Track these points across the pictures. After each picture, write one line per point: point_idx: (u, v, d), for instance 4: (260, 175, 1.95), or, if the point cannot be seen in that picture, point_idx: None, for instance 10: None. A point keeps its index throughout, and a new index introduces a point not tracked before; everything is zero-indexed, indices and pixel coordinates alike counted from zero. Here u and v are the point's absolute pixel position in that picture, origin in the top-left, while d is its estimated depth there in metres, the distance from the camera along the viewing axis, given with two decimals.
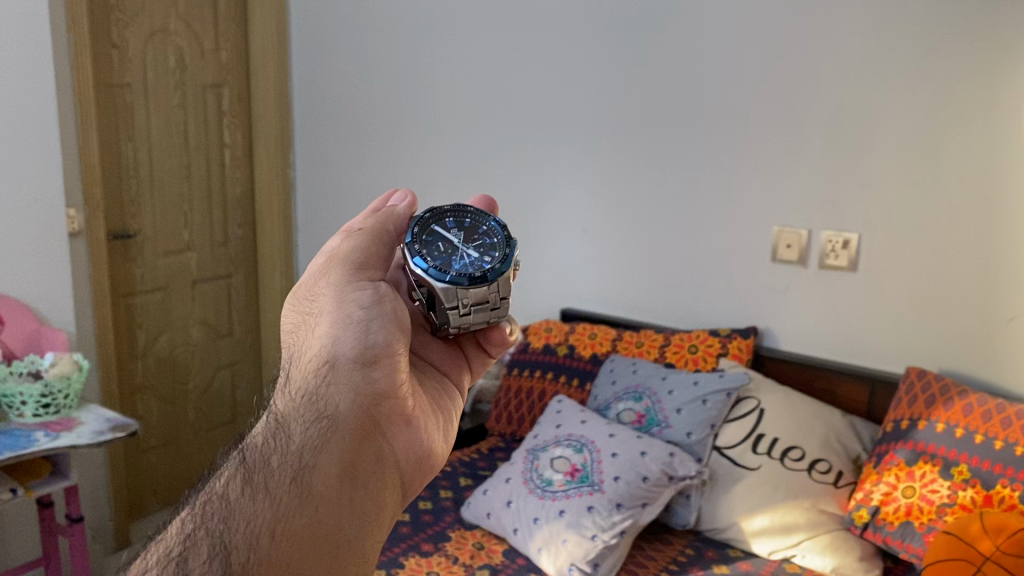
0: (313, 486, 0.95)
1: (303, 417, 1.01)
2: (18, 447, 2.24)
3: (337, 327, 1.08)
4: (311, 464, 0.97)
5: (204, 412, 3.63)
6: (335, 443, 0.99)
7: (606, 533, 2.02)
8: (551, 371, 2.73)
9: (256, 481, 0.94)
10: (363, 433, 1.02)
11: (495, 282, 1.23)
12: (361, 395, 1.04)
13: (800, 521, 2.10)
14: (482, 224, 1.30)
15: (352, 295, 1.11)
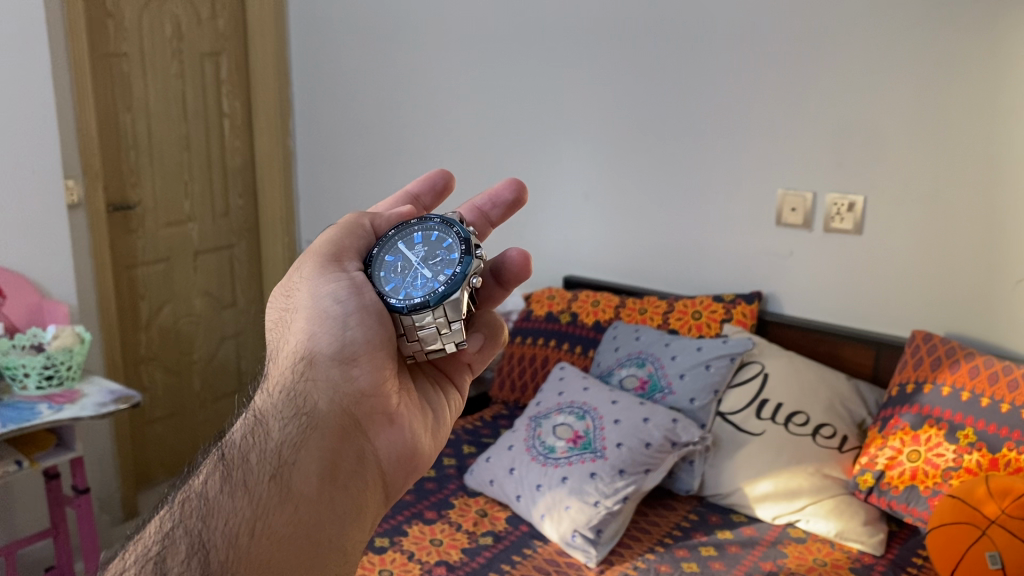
0: (292, 484, 0.95)
1: (280, 416, 1.00)
2: (22, 419, 2.24)
3: (313, 324, 1.07)
4: (289, 461, 0.96)
5: (209, 382, 3.63)
6: (315, 440, 0.99)
7: (610, 499, 2.01)
8: (554, 338, 2.71)
9: (235, 480, 0.94)
10: (342, 431, 1.02)
11: (438, 306, 1.12)
12: (339, 393, 1.04)
13: (803, 488, 2.09)
14: (445, 238, 1.18)
15: (325, 287, 1.10)
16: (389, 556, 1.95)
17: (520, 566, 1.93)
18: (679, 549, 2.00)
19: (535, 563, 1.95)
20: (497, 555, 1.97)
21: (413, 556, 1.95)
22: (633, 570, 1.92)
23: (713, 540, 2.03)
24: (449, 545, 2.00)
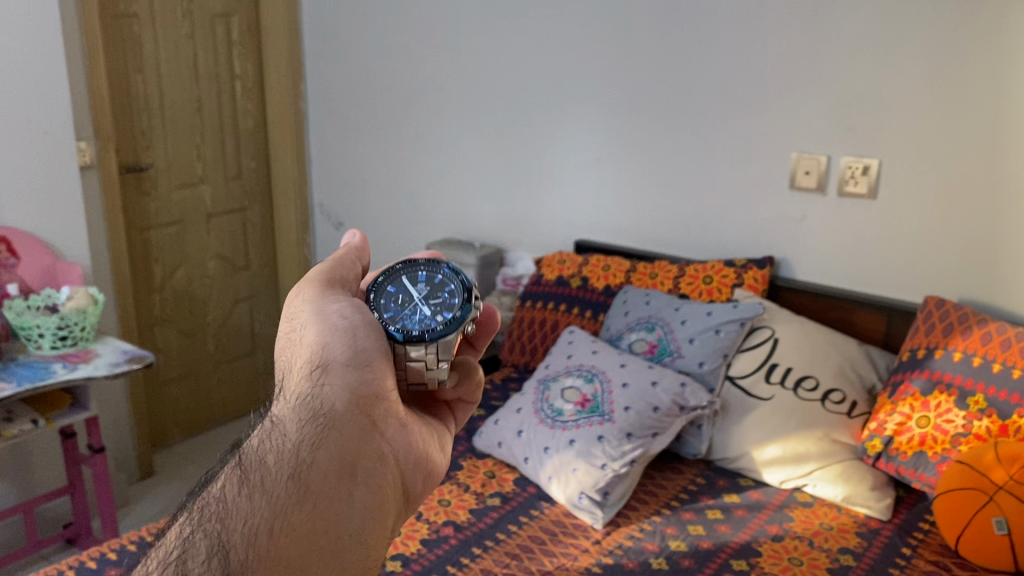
0: (313, 481, 0.91)
1: (296, 418, 0.96)
2: (38, 378, 2.28)
3: (321, 339, 1.03)
4: (309, 460, 0.93)
5: (224, 344, 3.66)
6: (333, 438, 0.95)
7: (617, 462, 2.02)
8: (564, 303, 2.71)
9: (253, 480, 0.91)
10: (360, 430, 0.99)
11: (433, 343, 1.11)
12: (356, 394, 1.01)
13: (810, 453, 2.09)
14: (448, 282, 1.18)
15: (329, 310, 1.06)
16: None
17: (527, 527, 1.95)
18: (686, 511, 2.01)
19: (542, 524, 1.97)
20: (505, 516, 1.99)
21: (421, 517, 1.97)
22: (640, 532, 1.94)
23: (720, 504, 2.05)
24: (457, 505, 2.02)
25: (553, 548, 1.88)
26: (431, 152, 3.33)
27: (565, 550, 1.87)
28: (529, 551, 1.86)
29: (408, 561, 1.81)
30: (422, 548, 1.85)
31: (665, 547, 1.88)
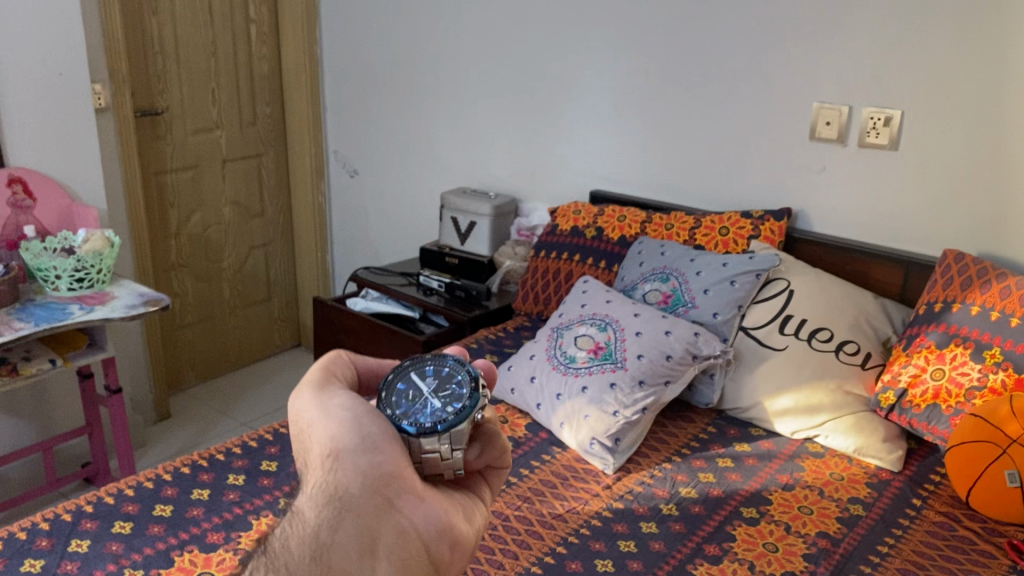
0: (333, 562, 0.96)
1: (311, 505, 1.00)
2: (55, 319, 2.30)
3: (327, 437, 1.04)
4: (324, 549, 0.97)
5: (239, 290, 3.69)
6: (349, 523, 0.99)
7: (629, 409, 2.03)
8: (578, 253, 2.70)
9: (277, 563, 0.95)
10: (374, 510, 1.01)
11: (445, 434, 1.06)
12: (369, 477, 1.02)
13: (823, 403, 2.09)
14: (457, 373, 1.14)
15: (332, 407, 1.07)
16: None
17: (539, 471, 1.97)
18: (696, 459, 2.03)
19: (553, 468, 1.99)
20: (517, 460, 2.01)
21: None
22: (650, 478, 1.96)
23: (731, 453, 2.06)
24: None
25: (564, 493, 1.90)
26: (447, 100, 3.30)
27: (576, 494, 1.90)
28: (541, 495, 1.89)
29: None
30: None
31: (675, 494, 1.91)
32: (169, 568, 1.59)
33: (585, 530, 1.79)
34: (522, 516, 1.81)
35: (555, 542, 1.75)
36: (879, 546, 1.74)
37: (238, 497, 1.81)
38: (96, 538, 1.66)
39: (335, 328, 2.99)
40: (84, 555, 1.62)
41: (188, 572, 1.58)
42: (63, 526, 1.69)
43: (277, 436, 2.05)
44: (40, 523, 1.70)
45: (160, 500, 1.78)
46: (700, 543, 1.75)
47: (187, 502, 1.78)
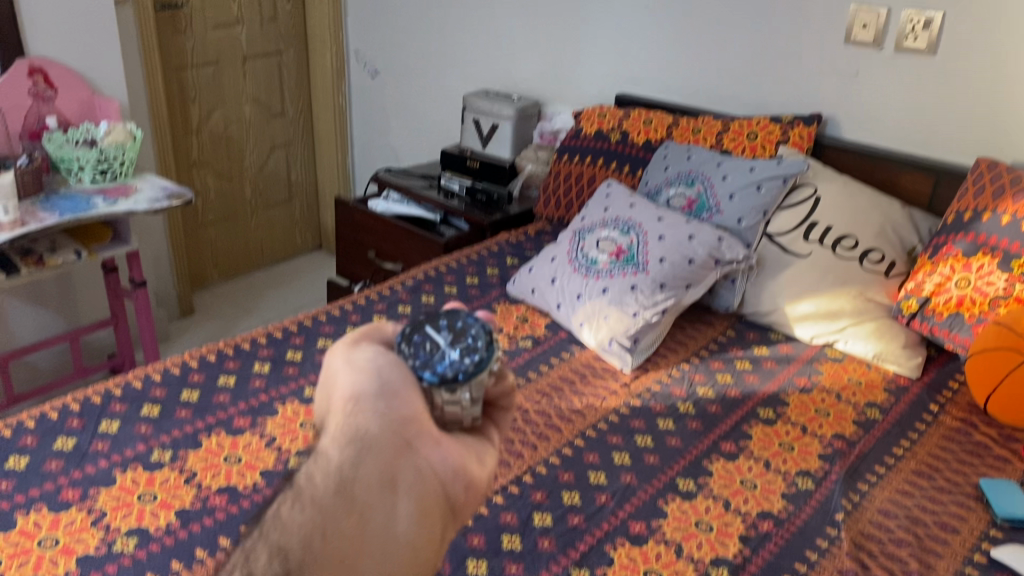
0: (356, 492, 0.87)
1: (329, 441, 0.90)
2: (80, 210, 2.31)
3: (350, 388, 0.95)
4: (347, 481, 0.87)
5: (261, 190, 3.69)
6: (368, 457, 0.89)
7: (649, 311, 2.04)
8: (602, 157, 2.67)
9: (301, 492, 0.86)
10: (395, 451, 0.91)
11: (466, 384, 0.96)
12: (389, 419, 0.93)
13: (844, 309, 2.09)
14: (470, 326, 1.02)
15: (358, 364, 0.98)
16: None
17: (558, 368, 2.00)
18: (715, 361, 2.05)
19: (572, 366, 2.01)
20: (536, 357, 2.03)
21: None
22: (668, 378, 1.98)
23: (749, 356, 2.08)
24: None
25: (583, 389, 1.93)
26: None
27: (594, 391, 1.92)
28: (560, 391, 1.92)
29: None
30: None
31: (692, 393, 1.93)
32: (197, 450, 1.64)
33: (603, 425, 1.81)
34: (542, 410, 1.84)
35: (573, 435, 1.78)
36: (894, 449, 1.77)
37: (264, 386, 1.84)
38: (125, 419, 1.70)
39: (356, 229, 2.99)
40: (113, 434, 1.65)
41: (216, 454, 1.63)
42: (93, 407, 1.73)
43: (300, 329, 2.08)
44: (70, 405, 1.73)
45: (187, 386, 1.81)
46: (716, 441, 1.78)
47: (213, 389, 1.82)
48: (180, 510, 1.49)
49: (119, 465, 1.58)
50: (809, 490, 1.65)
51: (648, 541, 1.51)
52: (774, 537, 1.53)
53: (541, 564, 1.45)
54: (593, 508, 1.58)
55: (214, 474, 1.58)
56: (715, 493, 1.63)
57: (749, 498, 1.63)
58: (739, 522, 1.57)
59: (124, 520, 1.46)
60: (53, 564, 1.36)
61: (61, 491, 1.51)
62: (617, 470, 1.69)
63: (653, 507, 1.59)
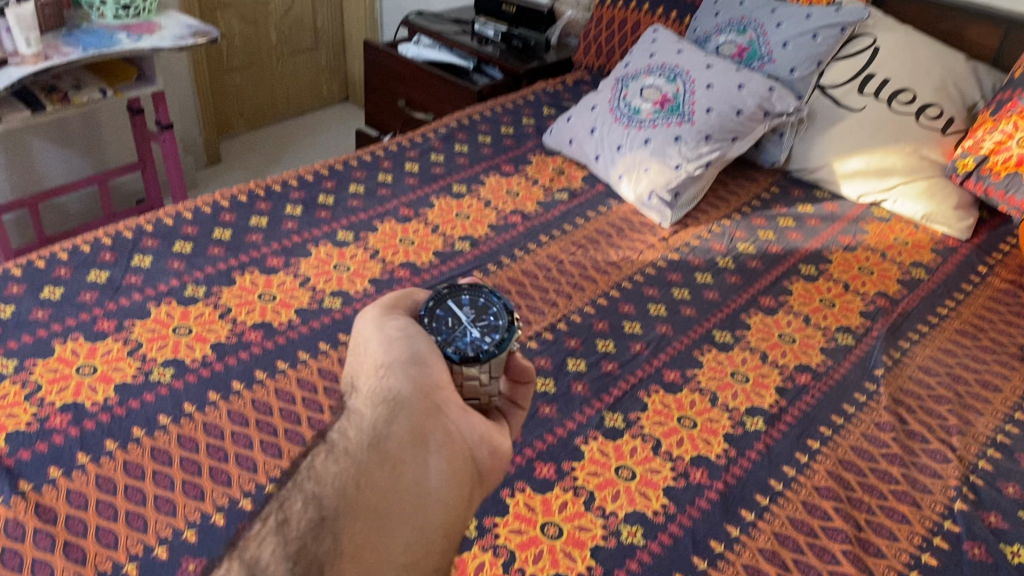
0: (392, 443, 0.76)
1: (361, 404, 0.81)
2: (104, 46, 2.23)
3: (382, 358, 0.87)
4: (380, 437, 0.76)
5: (286, 36, 3.56)
6: (400, 416, 0.79)
7: (692, 164, 1.97)
8: (648, 4, 2.52)
9: (333, 447, 0.75)
10: (426, 411, 0.81)
11: (486, 363, 0.91)
12: (421, 384, 0.85)
13: (895, 167, 2.01)
14: (493, 305, 0.99)
15: (387, 336, 0.91)
16: (466, 202, 1.97)
17: (595, 221, 1.95)
18: (756, 218, 2.00)
19: (609, 219, 1.96)
20: (573, 209, 1.98)
21: (489, 205, 1.97)
22: (707, 234, 1.93)
23: (792, 214, 2.02)
24: (525, 197, 2.01)
25: (620, 242, 1.88)
26: None
27: (631, 244, 1.88)
28: (596, 242, 1.87)
29: (477, 243, 1.83)
30: (489, 232, 1.87)
31: (733, 248, 1.88)
32: (231, 287, 1.62)
33: (639, 278, 1.77)
34: (577, 261, 1.80)
35: (609, 286, 1.74)
36: (938, 309, 1.73)
37: (296, 227, 1.81)
38: (157, 255, 1.68)
39: (386, 76, 2.89)
40: (146, 269, 1.64)
41: (250, 291, 1.62)
42: (124, 242, 1.71)
43: (332, 173, 2.03)
44: (102, 239, 1.71)
45: (218, 225, 1.79)
46: (756, 296, 1.75)
47: (245, 229, 1.79)
48: (216, 345, 1.49)
49: (154, 298, 1.57)
50: (849, 347, 1.62)
51: (683, 389, 1.50)
52: (811, 391, 1.51)
53: (576, 406, 1.44)
54: (628, 356, 1.56)
55: (249, 311, 1.57)
56: (753, 346, 1.61)
57: (787, 352, 1.60)
58: (776, 374, 1.55)
59: (161, 352, 1.46)
60: (92, 391, 1.38)
61: (96, 322, 1.51)
62: (653, 321, 1.66)
63: (689, 356, 1.57)
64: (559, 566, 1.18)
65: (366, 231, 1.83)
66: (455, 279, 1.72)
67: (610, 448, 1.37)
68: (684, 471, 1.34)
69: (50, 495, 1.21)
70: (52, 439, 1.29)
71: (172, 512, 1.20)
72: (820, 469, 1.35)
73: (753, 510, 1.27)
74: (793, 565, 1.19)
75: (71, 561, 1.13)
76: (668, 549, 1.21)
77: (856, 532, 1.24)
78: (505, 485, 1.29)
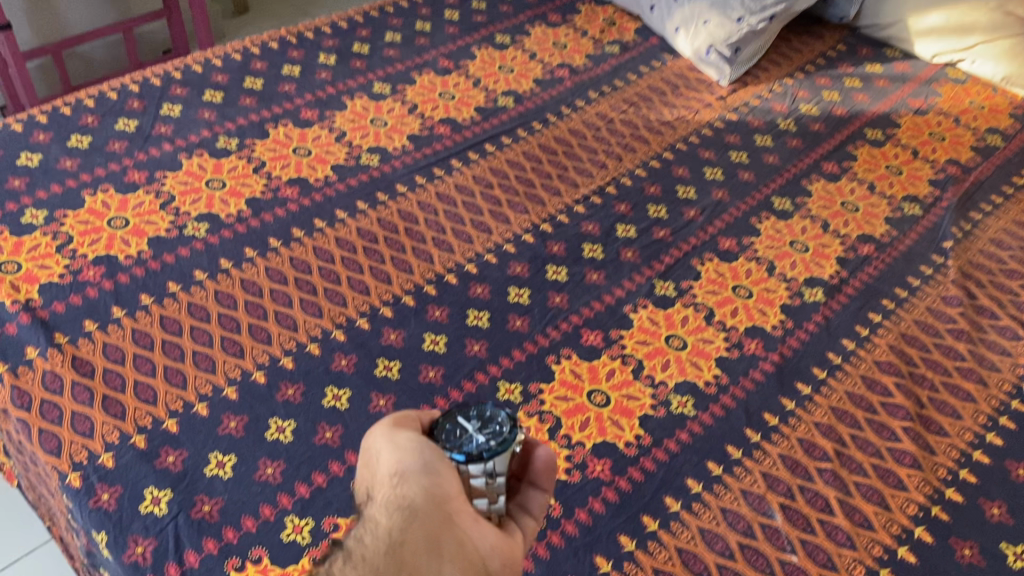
0: (410, 556, 0.63)
1: (369, 517, 0.67)
2: None
3: (389, 463, 0.71)
4: (395, 550, 0.63)
5: None
6: (416, 523, 0.66)
7: (755, 17, 1.81)
8: None
9: (344, 559, 0.62)
10: (447, 516, 0.68)
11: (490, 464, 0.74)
12: (438, 492, 0.69)
13: (978, 23, 1.84)
14: (498, 413, 0.80)
15: (395, 441, 0.74)
16: (509, 54, 1.85)
17: (647, 78, 1.82)
18: (821, 78, 1.86)
19: (662, 76, 1.84)
20: (623, 65, 1.86)
21: (535, 57, 1.85)
22: (768, 94, 1.81)
23: (860, 74, 1.89)
24: (573, 50, 1.89)
25: (674, 101, 1.77)
26: None
27: (687, 103, 1.76)
28: (649, 101, 1.76)
29: (521, 98, 1.73)
30: (535, 87, 1.76)
31: (794, 111, 1.77)
32: (264, 139, 1.55)
33: (694, 139, 1.67)
34: (628, 120, 1.70)
35: (662, 148, 1.64)
36: (1013, 180, 1.63)
37: (330, 78, 1.71)
38: (187, 103, 1.60)
39: None
40: (176, 118, 1.56)
41: (284, 145, 1.54)
42: (152, 89, 1.62)
43: (367, 20, 1.91)
44: (128, 86, 1.62)
45: (249, 74, 1.69)
46: (817, 161, 1.64)
47: (277, 78, 1.69)
48: (250, 199, 1.43)
49: (185, 150, 1.50)
50: (916, 217, 1.53)
51: (739, 258, 1.42)
52: (874, 262, 1.43)
53: (625, 274, 1.38)
54: (681, 222, 1.48)
55: (284, 166, 1.50)
56: (813, 214, 1.52)
57: (850, 222, 1.51)
58: (837, 244, 1.46)
59: (194, 206, 1.41)
60: (124, 244, 1.33)
61: (127, 173, 1.45)
62: (707, 186, 1.57)
63: (746, 224, 1.49)
64: (606, 434, 1.14)
65: (404, 84, 1.73)
66: (498, 136, 1.62)
67: (661, 317, 1.31)
68: (738, 342, 1.28)
69: (86, 349, 1.18)
70: (86, 292, 1.26)
71: (210, 369, 1.17)
72: (882, 343, 1.29)
73: (810, 383, 1.22)
74: (850, 440, 1.15)
75: (111, 414, 1.11)
76: (719, 420, 1.17)
77: (918, 409, 1.19)
78: (551, 352, 1.24)
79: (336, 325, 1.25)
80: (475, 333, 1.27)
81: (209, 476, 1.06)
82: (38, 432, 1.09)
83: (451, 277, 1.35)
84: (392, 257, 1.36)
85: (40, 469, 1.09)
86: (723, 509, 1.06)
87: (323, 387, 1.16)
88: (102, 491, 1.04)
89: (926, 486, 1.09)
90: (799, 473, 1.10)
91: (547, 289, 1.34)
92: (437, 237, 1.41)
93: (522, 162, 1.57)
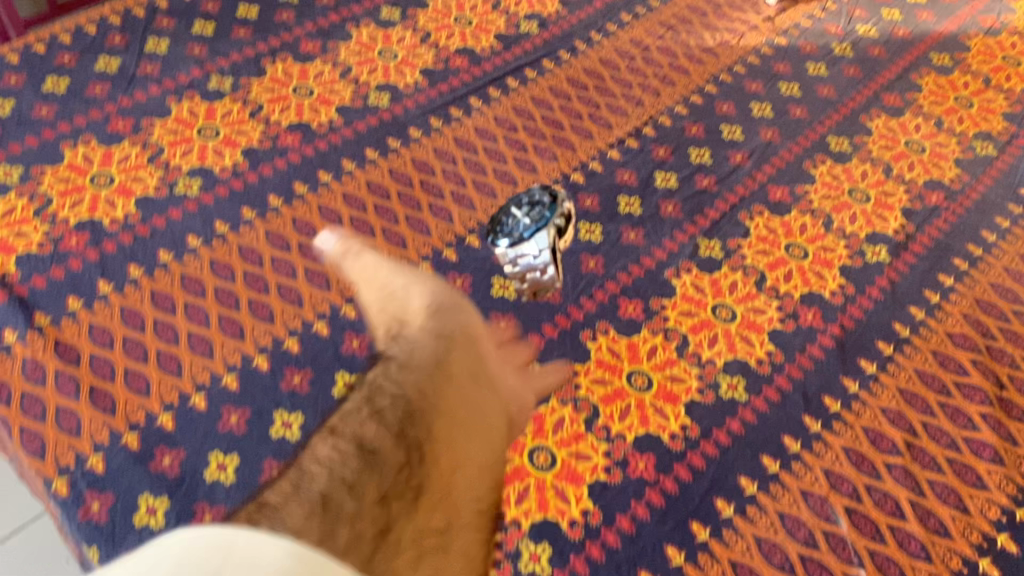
0: (437, 398, 0.76)
1: (410, 323, 0.83)
2: None
3: (417, 302, 0.85)
4: (428, 375, 0.77)
5: None
6: (453, 351, 0.81)
7: None
8: None
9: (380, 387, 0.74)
10: (472, 350, 0.84)
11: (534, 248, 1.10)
12: (451, 341, 0.81)
13: None
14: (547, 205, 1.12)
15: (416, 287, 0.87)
16: None
17: None
18: None
19: None
20: None
21: None
22: (821, 13, 1.62)
23: None
24: None
25: (716, 23, 1.58)
26: None
27: (731, 26, 1.58)
28: (688, 24, 1.57)
29: (546, 23, 1.55)
30: (561, 10, 1.58)
31: (851, 33, 1.58)
32: (261, 78, 1.39)
33: (740, 69, 1.50)
34: (665, 47, 1.52)
35: (704, 80, 1.47)
36: None
37: (333, 3, 1.54)
38: (174, 37, 1.43)
39: None
40: (162, 55, 1.40)
41: (283, 84, 1.38)
42: (135, 21, 1.45)
43: None
44: (108, 17, 1.45)
45: (243, 1, 1.51)
46: (878, 92, 1.47)
47: (273, 5, 1.52)
48: (247, 150, 1.28)
49: (173, 92, 1.35)
50: (989, 159, 1.37)
51: (792, 211, 1.27)
52: (944, 213, 1.28)
53: (666, 232, 1.24)
54: (727, 169, 1.33)
55: (284, 109, 1.35)
56: (875, 157, 1.36)
57: (916, 165, 1.35)
58: (902, 192, 1.31)
59: (185, 159, 1.26)
60: (110, 207, 1.20)
61: (109, 121, 1.30)
62: (755, 124, 1.40)
63: (799, 169, 1.34)
64: (649, 425, 1.03)
65: (415, 9, 1.55)
66: (522, 69, 1.45)
67: (707, 283, 1.18)
68: (794, 312, 1.15)
69: (71, 332, 1.06)
70: (69, 264, 1.13)
71: (208, 354, 1.06)
72: (954, 312, 1.15)
73: (875, 361, 1.10)
74: (921, 429, 1.03)
75: (100, 409, 1.00)
76: (775, 406, 1.05)
77: (998, 391, 1.07)
78: (585, 327, 1.12)
79: (347, 300, 1.12)
80: (501, 305, 1.14)
81: (210, 480, 0.95)
82: (19, 429, 0.98)
83: (473, 239, 1.21)
84: (406, 217, 1.22)
85: (24, 469, 0.98)
86: (781, 514, 0.95)
87: (332, 375, 1.05)
88: (92, 499, 0.93)
89: (1008, 485, 0.98)
90: (865, 470, 0.99)
91: (579, 250, 1.20)
92: (456, 191, 1.26)
93: (548, 100, 1.41)
